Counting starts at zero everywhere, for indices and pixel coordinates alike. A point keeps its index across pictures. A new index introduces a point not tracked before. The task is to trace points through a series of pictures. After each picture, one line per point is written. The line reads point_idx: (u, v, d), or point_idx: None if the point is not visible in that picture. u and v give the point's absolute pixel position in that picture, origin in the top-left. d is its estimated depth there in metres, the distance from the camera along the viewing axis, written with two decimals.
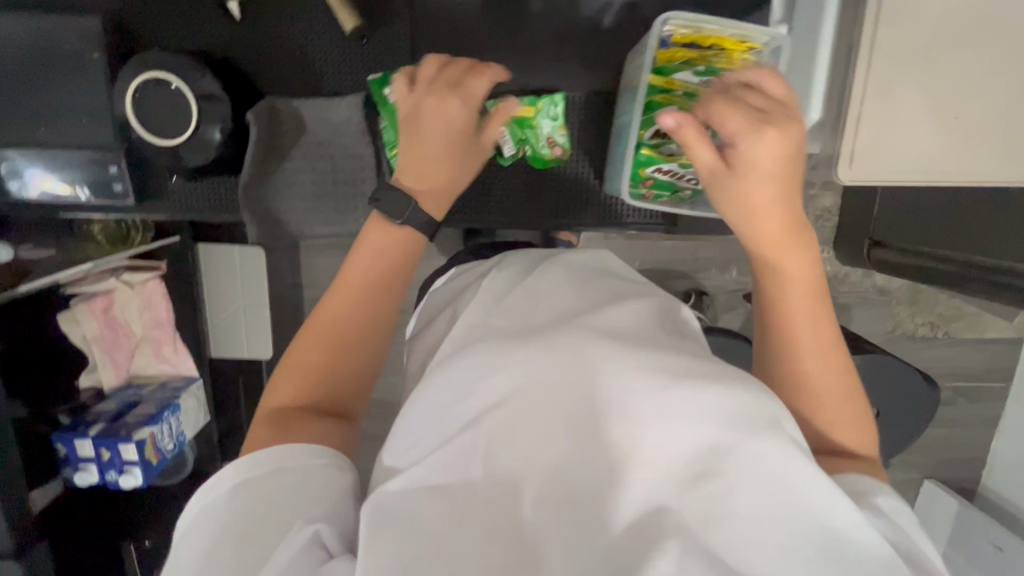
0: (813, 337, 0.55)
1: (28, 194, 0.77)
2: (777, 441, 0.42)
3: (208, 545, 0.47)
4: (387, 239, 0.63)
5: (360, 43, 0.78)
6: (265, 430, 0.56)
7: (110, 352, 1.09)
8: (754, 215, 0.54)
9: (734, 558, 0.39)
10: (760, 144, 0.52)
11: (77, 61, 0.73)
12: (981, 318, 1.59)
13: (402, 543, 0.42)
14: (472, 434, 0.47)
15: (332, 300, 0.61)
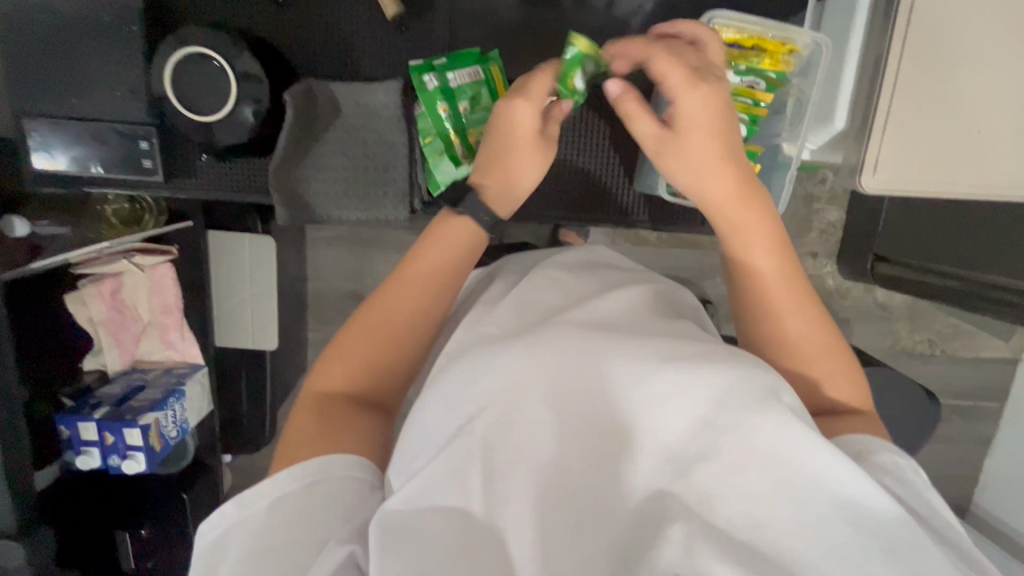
0: (785, 296, 0.60)
1: (50, 167, 0.75)
2: (773, 414, 0.45)
3: (245, 559, 0.48)
4: (450, 232, 0.66)
5: (398, 31, 0.79)
6: (308, 413, 0.58)
7: (116, 335, 1.08)
8: (706, 171, 0.61)
9: (741, 534, 0.43)
10: (689, 102, 0.59)
11: (111, 34, 0.72)
12: (978, 337, 1.61)
13: (421, 547, 0.45)
14: (466, 438, 0.49)
15: (390, 290, 0.63)
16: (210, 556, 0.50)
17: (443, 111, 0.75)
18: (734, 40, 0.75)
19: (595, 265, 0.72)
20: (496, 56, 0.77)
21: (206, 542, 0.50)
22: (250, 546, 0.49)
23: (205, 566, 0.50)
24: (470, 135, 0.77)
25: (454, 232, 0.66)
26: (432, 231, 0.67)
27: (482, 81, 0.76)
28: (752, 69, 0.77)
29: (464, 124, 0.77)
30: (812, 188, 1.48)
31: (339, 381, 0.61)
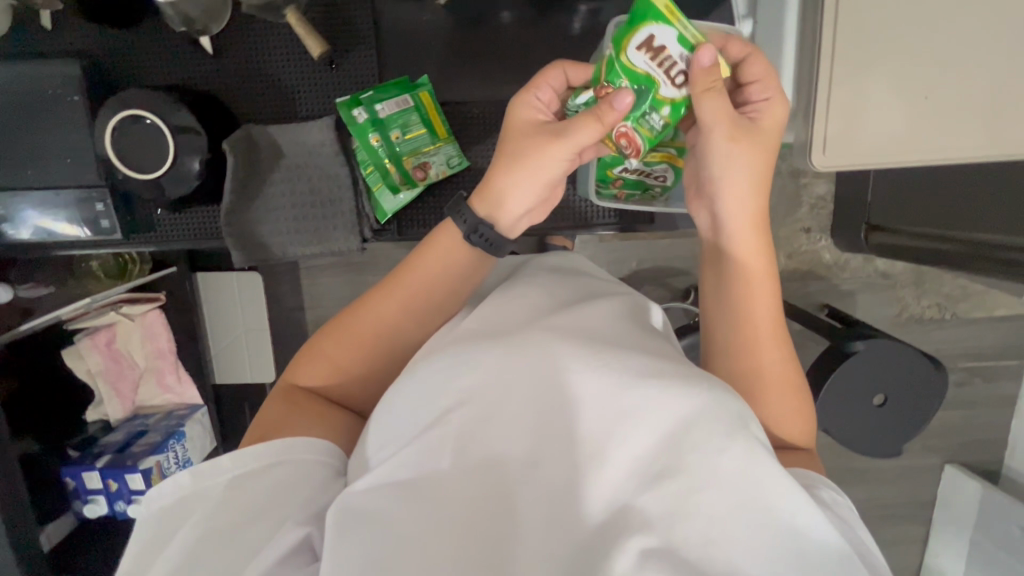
0: (769, 332, 0.58)
1: (22, 235, 0.80)
2: (744, 441, 0.42)
3: (196, 531, 0.48)
4: (445, 247, 0.62)
5: (330, 67, 0.82)
6: (282, 406, 0.59)
7: (114, 384, 1.12)
8: (760, 178, 0.57)
9: (696, 554, 0.39)
10: (775, 107, 0.58)
11: (58, 104, 0.76)
12: (989, 295, 1.55)
13: (372, 537, 0.41)
14: (438, 431, 0.45)
15: (379, 301, 0.61)
16: (162, 520, 0.50)
17: (373, 142, 0.79)
18: None
19: (567, 272, 0.69)
20: (423, 82, 0.81)
21: (154, 508, 0.50)
22: (197, 518, 0.48)
23: (151, 541, 0.49)
24: (405, 161, 0.81)
25: (446, 248, 0.61)
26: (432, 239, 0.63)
27: (412, 107, 0.80)
28: None
29: (396, 152, 0.81)
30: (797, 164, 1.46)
31: (319, 379, 0.61)
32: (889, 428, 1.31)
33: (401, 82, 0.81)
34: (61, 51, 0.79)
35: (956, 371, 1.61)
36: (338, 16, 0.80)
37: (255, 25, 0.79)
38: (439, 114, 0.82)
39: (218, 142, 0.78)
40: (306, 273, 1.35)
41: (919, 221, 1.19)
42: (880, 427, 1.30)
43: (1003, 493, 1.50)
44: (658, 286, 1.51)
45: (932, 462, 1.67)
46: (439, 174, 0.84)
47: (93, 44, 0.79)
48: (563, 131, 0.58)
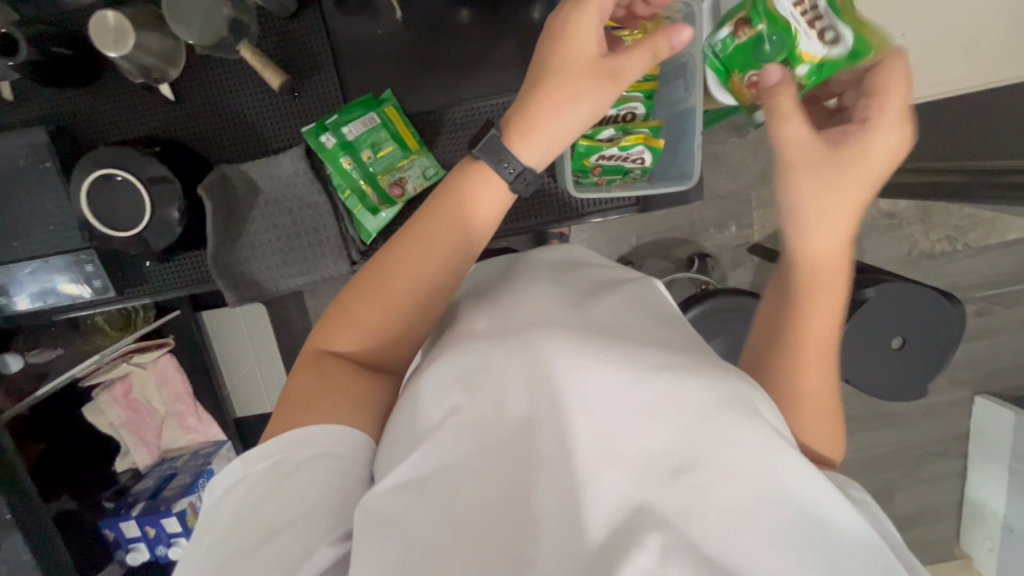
0: (818, 354, 0.52)
1: (16, 307, 0.82)
2: (756, 431, 0.42)
3: (238, 527, 0.44)
4: (476, 189, 0.53)
5: (293, 96, 0.81)
6: (307, 376, 0.52)
7: (138, 433, 1.15)
8: (841, 210, 0.53)
9: (716, 549, 0.37)
10: (886, 138, 0.54)
11: (34, 175, 0.78)
12: (999, 220, 1.51)
13: (395, 541, 0.40)
14: (442, 435, 0.43)
15: (410, 247, 0.53)
16: (216, 508, 0.47)
17: (347, 165, 0.79)
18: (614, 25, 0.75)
19: (572, 265, 0.64)
20: (388, 97, 0.80)
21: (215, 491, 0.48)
22: (240, 509, 0.45)
23: (208, 521, 0.46)
24: (381, 181, 0.81)
25: (479, 182, 0.53)
26: (461, 178, 0.54)
27: (379, 124, 0.79)
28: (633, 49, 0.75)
29: (371, 172, 0.81)
30: None
31: (345, 342, 0.54)
32: (910, 371, 1.29)
33: (369, 101, 0.80)
34: (28, 120, 0.80)
35: (974, 302, 1.58)
36: (293, 45, 0.80)
37: (213, 66, 0.79)
38: (407, 128, 0.82)
39: (193, 187, 0.78)
40: (309, 295, 1.36)
41: (917, 156, 1.16)
42: (898, 371, 1.28)
43: None
44: (661, 258, 1.50)
45: (961, 395, 1.64)
46: (417, 188, 0.83)
47: (56, 108, 0.80)
48: (619, 71, 0.55)
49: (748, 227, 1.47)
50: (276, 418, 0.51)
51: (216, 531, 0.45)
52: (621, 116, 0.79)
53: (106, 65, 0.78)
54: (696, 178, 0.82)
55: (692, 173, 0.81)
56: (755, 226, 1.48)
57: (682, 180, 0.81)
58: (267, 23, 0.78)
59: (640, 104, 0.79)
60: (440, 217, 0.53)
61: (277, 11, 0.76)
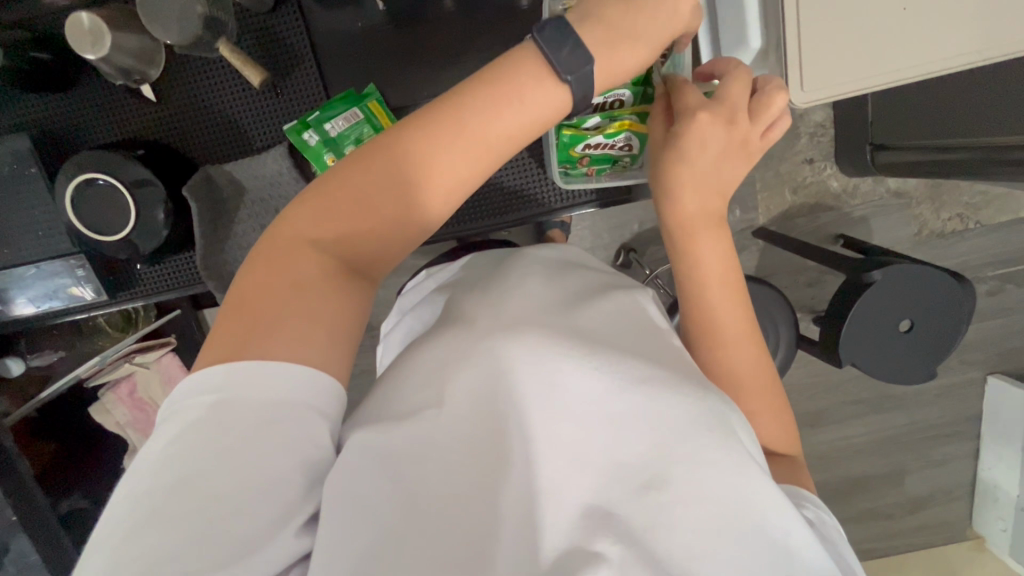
0: (733, 331, 0.59)
1: (13, 312, 0.84)
2: (734, 454, 0.41)
3: (184, 475, 0.38)
4: (521, 87, 0.47)
5: (276, 93, 0.81)
6: (269, 270, 0.46)
7: (145, 431, 1.15)
8: (689, 191, 0.59)
9: (676, 568, 0.36)
10: (698, 124, 0.57)
11: (20, 180, 0.78)
12: (1011, 197, 1.47)
13: (356, 527, 0.38)
14: (410, 427, 0.42)
15: (427, 139, 0.47)
16: (162, 436, 0.40)
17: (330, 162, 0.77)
18: None
19: (563, 264, 0.63)
20: (372, 91, 0.80)
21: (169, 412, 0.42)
22: (178, 450, 0.39)
23: (153, 445, 0.41)
24: None
25: (521, 87, 0.47)
26: (503, 75, 0.48)
27: (362, 120, 0.78)
28: None
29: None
30: None
31: (323, 226, 0.47)
32: (918, 353, 1.27)
33: (347, 99, 0.78)
34: (12, 125, 0.80)
35: (985, 281, 1.54)
36: (273, 42, 0.79)
37: (194, 65, 0.78)
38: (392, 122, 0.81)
39: (177, 188, 0.78)
40: None
41: (924, 134, 1.13)
42: (906, 354, 1.26)
43: None
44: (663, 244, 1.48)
45: (972, 376, 1.61)
46: None
47: (39, 112, 0.79)
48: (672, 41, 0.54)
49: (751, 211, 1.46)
50: (231, 326, 0.44)
51: (150, 466, 0.39)
52: (607, 104, 0.75)
53: (86, 67, 0.78)
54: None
55: None
56: (759, 207, 1.48)
57: None
58: (246, 19, 0.77)
59: (628, 90, 0.75)
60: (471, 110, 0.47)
61: (255, 6, 0.75)
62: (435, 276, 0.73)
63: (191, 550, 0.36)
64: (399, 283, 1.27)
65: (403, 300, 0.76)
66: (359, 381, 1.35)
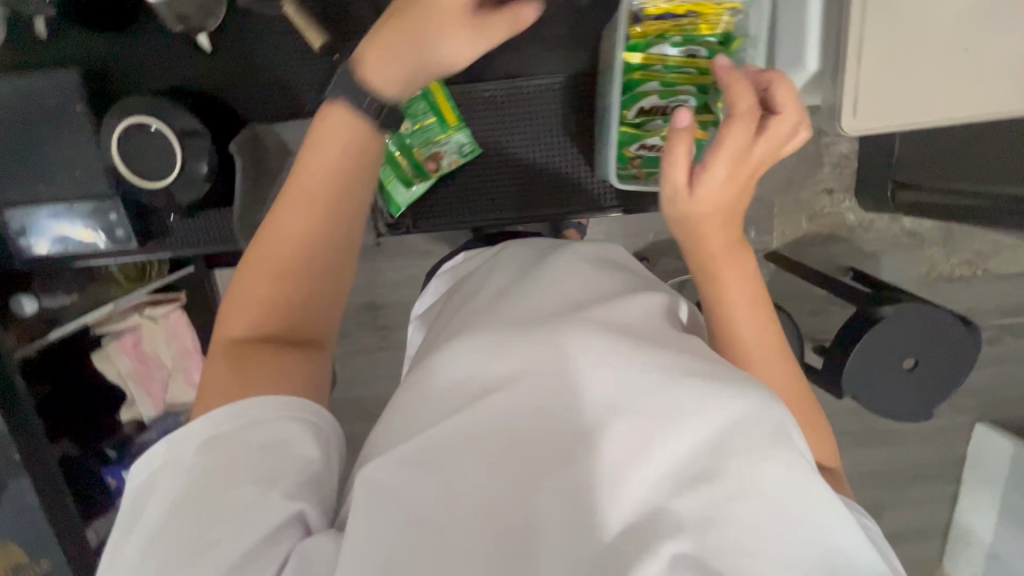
0: (762, 348, 0.57)
1: (40, 249, 0.83)
2: (786, 451, 0.41)
3: (171, 502, 0.44)
4: (339, 137, 0.51)
5: (333, 58, 0.80)
6: (222, 364, 0.50)
7: (144, 385, 1.13)
8: (693, 228, 0.59)
9: (725, 562, 0.38)
10: (716, 173, 0.56)
11: (63, 118, 0.76)
12: (1020, 249, 1.49)
13: (389, 524, 0.41)
14: (464, 417, 0.45)
15: (291, 215, 0.51)
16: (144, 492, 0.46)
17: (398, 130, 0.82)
18: (662, 12, 0.74)
19: (608, 260, 0.64)
20: None
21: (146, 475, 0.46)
22: (172, 487, 0.44)
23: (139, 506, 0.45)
24: (417, 153, 0.86)
25: (341, 129, 0.51)
26: (317, 137, 0.51)
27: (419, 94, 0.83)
28: (688, 38, 0.77)
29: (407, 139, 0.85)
30: (818, 122, 1.41)
31: (252, 322, 0.51)
32: (922, 392, 1.28)
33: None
34: (61, 60, 0.79)
35: (986, 330, 1.56)
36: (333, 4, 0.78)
37: (255, 22, 0.78)
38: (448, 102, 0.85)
39: (225, 144, 0.79)
40: None
41: (945, 175, 1.14)
42: (910, 391, 1.27)
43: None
44: (677, 257, 1.48)
45: (961, 422, 1.63)
46: (450, 163, 0.88)
47: (90, 51, 0.79)
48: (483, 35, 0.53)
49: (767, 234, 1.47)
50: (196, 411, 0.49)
51: (156, 525, 0.43)
52: (669, 108, 0.80)
53: (145, 10, 0.77)
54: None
55: None
56: (774, 231, 1.49)
57: None
58: None
59: (692, 97, 0.79)
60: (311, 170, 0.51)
61: None
62: (476, 258, 0.73)
63: (189, 553, 0.41)
64: (413, 266, 1.27)
65: (438, 280, 0.77)
66: (357, 361, 1.33)
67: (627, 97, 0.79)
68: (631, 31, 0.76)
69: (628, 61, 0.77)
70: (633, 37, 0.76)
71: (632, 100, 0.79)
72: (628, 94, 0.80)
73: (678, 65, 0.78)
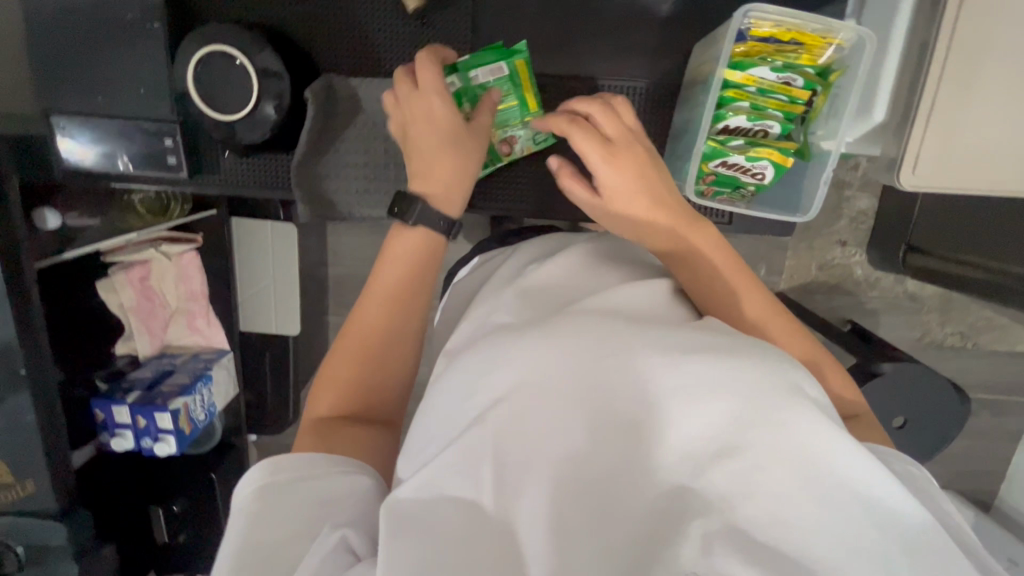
0: (766, 308, 0.62)
1: (82, 160, 0.81)
2: (803, 407, 0.43)
3: (238, 547, 0.47)
4: (407, 244, 0.64)
5: (421, 23, 0.81)
6: (306, 439, 0.57)
7: (146, 323, 1.11)
8: (636, 225, 0.63)
9: (766, 534, 0.40)
10: (602, 173, 0.60)
11: (135, 31, 0.76)
12: (1013, 330, 1.53)
13: (421, 543, 0.44)
14: (480, 429, 0.47)
15: (364, 309, 0.62)
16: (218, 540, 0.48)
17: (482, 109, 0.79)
18: (769, 34, 0.73)
19: (614, 259, 0.69)
20: (522, 49, 0.78)
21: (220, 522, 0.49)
22: (239, 531, 0.48)
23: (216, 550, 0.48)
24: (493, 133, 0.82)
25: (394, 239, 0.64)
26: (387, 246, 0.65)
27: (506, 76, 0.79)
28: (789, 65, 0.76)
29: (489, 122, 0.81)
30: (844, 174, 1.43)
31: (333, 404, 0.61)
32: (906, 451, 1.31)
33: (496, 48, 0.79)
34: None
35: None
36: None
37: None
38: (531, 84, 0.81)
39: (300, 90, 0.78)
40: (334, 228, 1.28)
41: (956, 245, 1.17)
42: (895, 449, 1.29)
43: (995, 524, 1.51)
44: None
45: None
46: (523, 149, 0.86)
47: None
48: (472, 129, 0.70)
49: (777, 273, 1.50)
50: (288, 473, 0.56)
51: (223, 566, 0.46)
52: (753, 131, 0.78)
53: None
54: (804, 213, 0.85)
55: (809, 205, 0.82)
56: (785, 272, 1.51)
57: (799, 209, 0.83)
58: None
59: (777, 124, 0.78)
60: (381, 272, 0.63)
61: None
62: (494, 259, 0.81)
63: None
64: None
65: (458, 286, 0.82)
66: None
67: (718, 112, 0.76)
68: (733, 48, 0.74)
69: (727, 78, 0.75)
70: (736, 55, 0.74)
71: (723, 117, 0.76)
72: (720, 110, 0.76)
73: (772, 88, 0.76)
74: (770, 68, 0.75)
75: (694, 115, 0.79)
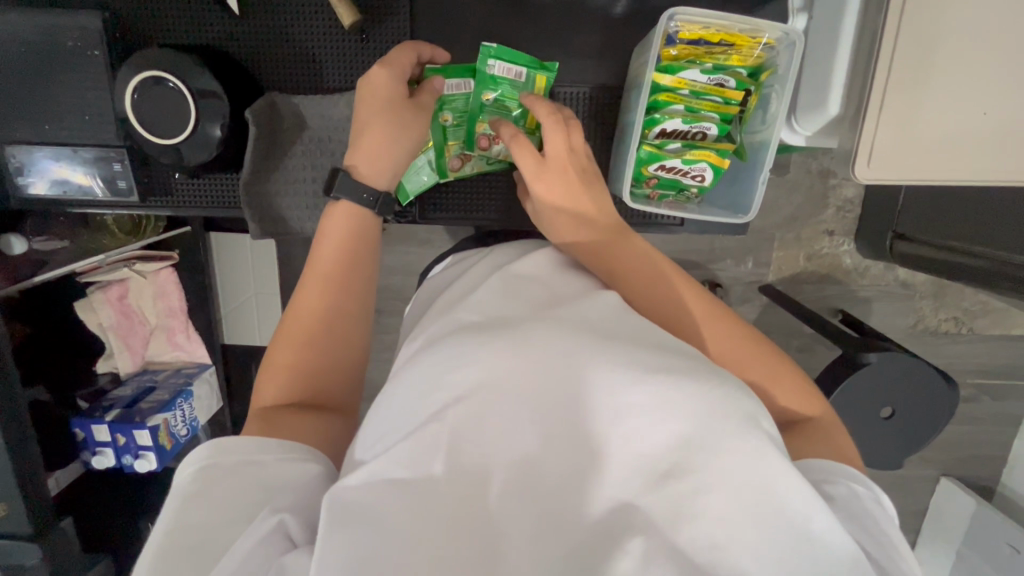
0: (701, 310, 0.63)
1: (37, 190, 0.85)
2: (754, 437, 0.43)
3: (170, 525, 0.46)
4: (342, 221, 0.66)
5: (360, 37, 0.82)
6: (254, 423, 0.56)
7: (125, 339, 1.12)
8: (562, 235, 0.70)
9: (702, 557, 0.39)
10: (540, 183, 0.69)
11: (83, 58, 0.79)
12: (1008, 313, 1.51)
13: (371, 536, 0.41)
14: (434, 426, 0.45)
15: (304, 293, 0.63)
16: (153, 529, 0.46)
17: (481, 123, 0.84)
18: (698, 37, 0.73)
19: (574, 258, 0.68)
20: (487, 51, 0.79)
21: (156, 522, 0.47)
22: (173, 509, 0.47)
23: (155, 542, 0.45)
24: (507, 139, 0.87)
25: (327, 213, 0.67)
26: (326, 223, 0.67)
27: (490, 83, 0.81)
28: (720, 67, 0.77)
29: (470, 111, 0.83)
30: (829, 164, 1.41)
31: (281, 392, 0.59)
32: (898, 440, 1.29)
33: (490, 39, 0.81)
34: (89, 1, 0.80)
35: (965, 387, 1.58)
36: None
37: None
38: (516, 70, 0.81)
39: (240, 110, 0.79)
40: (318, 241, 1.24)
41: (943, 232, 1.16)
42: (886, 439, 1.28)
43: (996, 510, 1.49)
44: None
45: (928, 472, 1.66)
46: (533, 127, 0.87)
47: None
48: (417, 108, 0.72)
49: (765, 265, 1.49)
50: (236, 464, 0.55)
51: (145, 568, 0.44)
52: (690, 133, 0.79)
53: None
54: (746, 215, 0.83)
55: (747, 207, 0.82)
56: (772, 264, 1.50)
57: (743, 208, 0.83)
58: None
59: (714, 125, 0.79)
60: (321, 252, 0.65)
61: None
62: (464, 261, 0.80)
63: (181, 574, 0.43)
64: (409, 251, 1.26)
65: (423, 290, 0.81)
66: None
67: (652, 117, 0.77)
68: (663, 51, 0.75)
69: (657, 82, 0.76)
70: (666, 58, 0.75)
71: (657, 121, 0.77)
72: (653, 115, 0.77)
73: (705, 91, 0.78)
74: (701, 71, 0.76)
75: (628, 121, 0.80)
